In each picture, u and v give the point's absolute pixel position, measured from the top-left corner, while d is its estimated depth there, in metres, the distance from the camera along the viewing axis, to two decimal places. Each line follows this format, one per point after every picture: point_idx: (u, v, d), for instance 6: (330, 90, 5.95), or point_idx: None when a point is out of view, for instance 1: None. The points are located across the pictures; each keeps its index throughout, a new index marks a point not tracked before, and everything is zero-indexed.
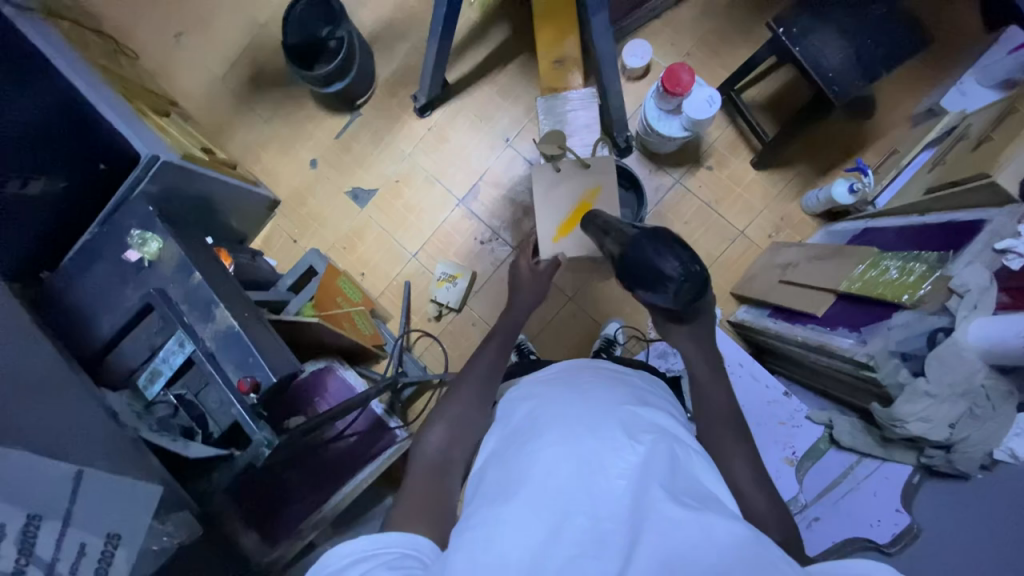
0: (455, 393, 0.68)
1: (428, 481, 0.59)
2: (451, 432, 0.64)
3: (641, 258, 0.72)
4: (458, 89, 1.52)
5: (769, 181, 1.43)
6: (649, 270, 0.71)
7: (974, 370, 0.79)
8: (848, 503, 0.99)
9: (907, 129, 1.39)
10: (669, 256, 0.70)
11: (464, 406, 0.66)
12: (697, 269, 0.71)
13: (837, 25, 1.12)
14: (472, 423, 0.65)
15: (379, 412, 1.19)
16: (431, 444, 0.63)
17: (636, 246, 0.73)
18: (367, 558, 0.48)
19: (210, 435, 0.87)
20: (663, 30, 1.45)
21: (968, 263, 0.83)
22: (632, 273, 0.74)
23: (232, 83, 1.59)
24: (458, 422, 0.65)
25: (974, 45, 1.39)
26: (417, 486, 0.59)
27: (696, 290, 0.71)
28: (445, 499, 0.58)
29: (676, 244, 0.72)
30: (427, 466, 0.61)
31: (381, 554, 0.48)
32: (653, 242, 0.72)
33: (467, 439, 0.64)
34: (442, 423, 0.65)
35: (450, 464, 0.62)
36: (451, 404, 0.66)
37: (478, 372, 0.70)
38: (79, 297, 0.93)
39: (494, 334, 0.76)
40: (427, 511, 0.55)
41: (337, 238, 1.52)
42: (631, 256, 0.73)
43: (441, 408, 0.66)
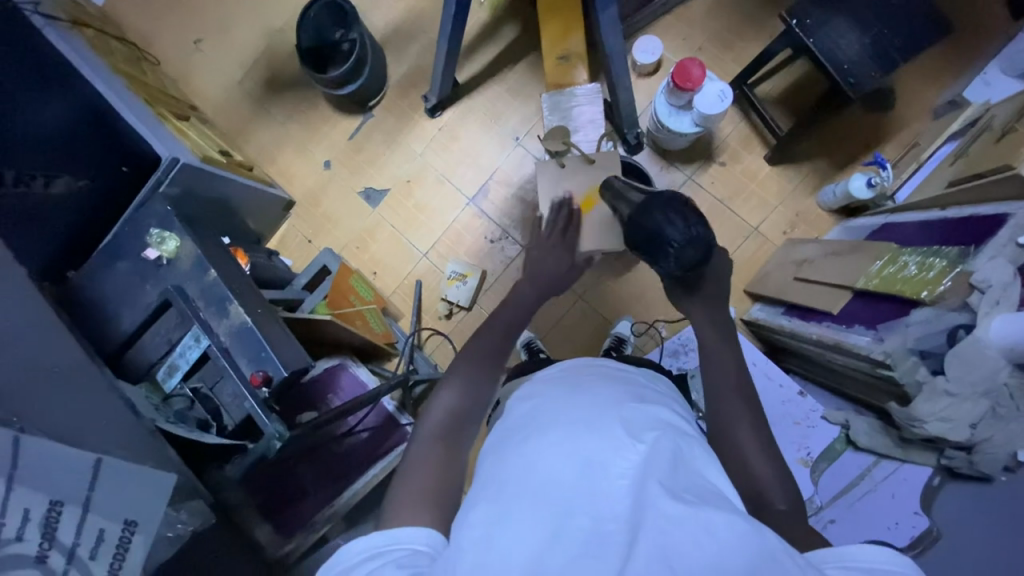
0: (465, 362, 0.66)
1: (436, 448, 0.59)
2: (461, 395, 0.63)
3: (646, 224, 0.73)
4: (468, 88, 1.53)
5: (784, 176, 1.40)
6: (652, 234, 0.72)
7: (996, 369, 0.76)
8: (866, 504, 0.96)
9: (928, 121, 1.35)
10: (673, 220, 0.71)
11: (473, 372, 0.65)
12: (702, 233, 0.71)
13: (852, 15, 1.09)
14: (482, 390, 0.65)
15: (390, 408, 1.18)
16: (441, 407, 0.63)
17: (643, 213, 0.74)
18: (379, 555, 0.48)
19: (225, 427, 0.92)
20: (674, 25, 1.43)
21: (991, 258, 0.79)
22: (637, 240, 0.75)
23: (249, 87, 1.63)
24: (469, 388, 0.64)
25: (999, 33, 1.35)
26: (422, 456, 0.58)
27: (700, 254, 0.71)
28: (452, 472, 0.58)
29: (683, 210, 0.72)
30: (435, 433, 0.60)
31: (394, 550, 0.49)
32: (658, 209, 0.73)
33: (477, 406, 0.64)
34: (453, 385, 0.64)
35: (459, 425, 0.61)
36: (462, 368, 0.66)
37: (489, 342, 0.69)
38: (100, 295, 0.96)
39: (506, 307, 0.74)
40: (433, 493, 0.55)
41: (350, 238, 1.55)
42: (637, 222, 0.75)
43: (454, 370, 0.66)
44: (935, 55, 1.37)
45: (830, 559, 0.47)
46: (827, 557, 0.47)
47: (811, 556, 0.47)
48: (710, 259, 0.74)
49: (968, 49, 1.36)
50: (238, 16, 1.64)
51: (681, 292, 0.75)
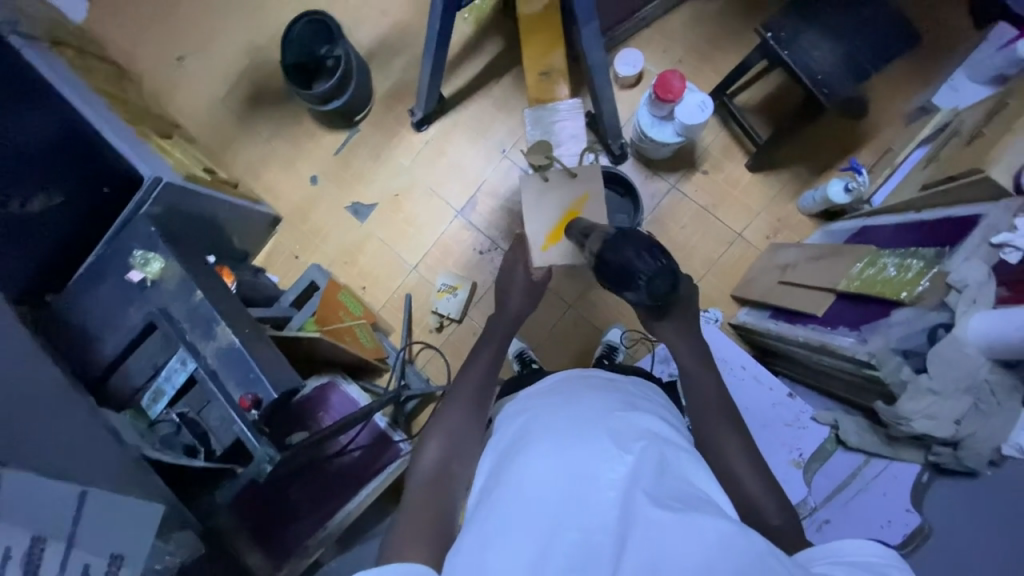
0: (449, 407, 0.67)
1: (426, 494, 0.58)
2: (447, 446, 0.62)
3: (616, 258, 0.74)
4: (455, 102, 1.54)
5: (765, 182, 1.43)
6: (623, 269, 0.73)
7: (977, 366, 0.79)
8: (859, 503, 0.97)
9: (901, 128, 1.40)
10: (641, 254, 0.72)
11: (459, 418, 0.65)
12: (668, 263, 0.72)
13: (824, 27, 1.13)
14: (471, 437, 0.64)
15: (383, 424, 1.15)
16: (428, 458, 0.61)
17: (613, 249, 0.74)
18: None
19: (213, 453, 0.90)
20: (654, 38, 1.47)
21: (966, 258, 0.82)
22: (609, 273, 0.76)
23: (233, 104, 1.62)
24: (453, 432, 0.63)
25: (963, 43, 1.41)
26: (414, 501, 0.57)
27: (669, 284, 0.71)
28: (446, 510, 0.57)
29: (650, 245, 0.74)
30: (425, 482, 0.59)
31: None
32: (627, 243, 0.74)
33: (465, 450, 0.63)
34: (438, 436, 0.63)
35: (448, 477, 0.60)
36: (447, 417, 0.65)
37: (472, 383, 0.70)
38: (80, 320, 0.94)
39: (486, 350, 0.76)
40: (426, 534, 0.53)
41: (338, 253, 1.54)
42: (609, 255, 0.75)
43: (438, 419, 0.65)
44: (904, 64, 1.43)
45: (819, 556, 0.48)
46: (816, 555, 0.48)
47: (801, 556, 0.49)
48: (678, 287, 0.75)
49: (935, 58, 1.42)
50: (220, 33, 1.64)
51: (652, 317, 0.78)
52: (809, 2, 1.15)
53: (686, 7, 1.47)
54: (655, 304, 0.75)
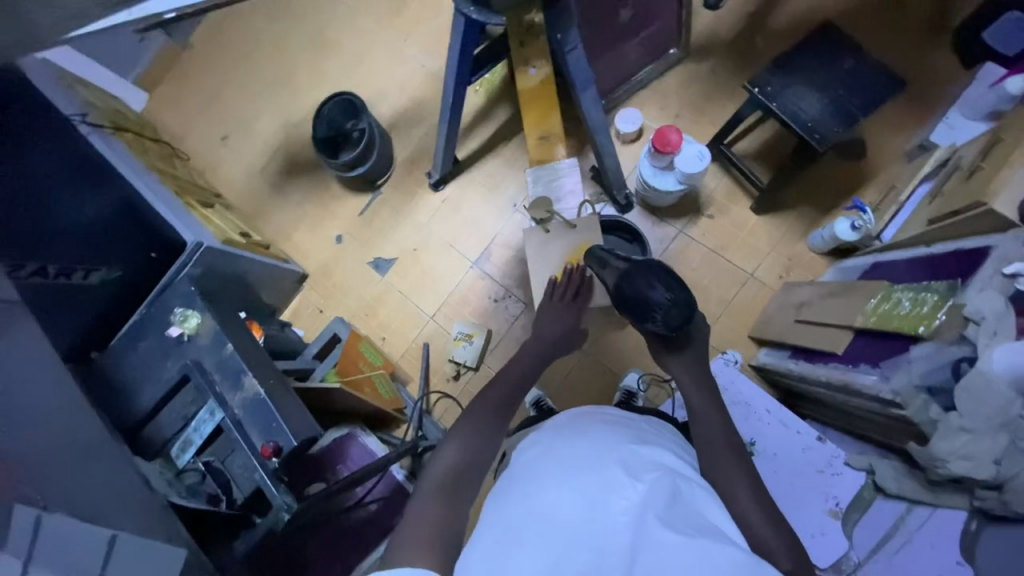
0: (471, 417, 0.69)
1: (438, 500, 0.59)
2: (466, 451, 0.65)
3: (635, 289, 0.86)
4: (468, 163, 1.66)
5: (772, 224, 1.46)
6: (640, 299, 0.85)
7: (1009, 401, 0.74)
8: (904, 557, 0.88)
9: (902, 165, 1.43)
10: (656, 286, 0.84)
11: (479, 425, 0.68)
12: (683, 297, 0.83)
13: (810, 80, 1.21)
14: (484, 451, 0.66)
15: (400, 477, 1.10)
16: (445, 461, 0.63)
17: (630, 280, 0.88)
18: None
19: (234, 501, 0.92)
20: (651, 97, 1.57)
21: (981, 289, 0.81)
22: (628, 303, 0.88)
23: (269, 174, 1.78)
24: (470, 444, 0.65)
25: (952, 84, 1.46)
26: (424, 503, 0.58)
27: (684, 315, 0.82)
28: (454, 516, 0.57)
29: (665, 278, 0.86)
30: (439, 486, 0.60)
31: None
32: (644, 277, 0.87)
33: (478, 462, 0.64)
34: (457, 441, 0.66)
35: (462, 480, 0.61)
36: (463, 428, 0.67)
37: (492, 402, 0.73)
38: (121, 375, 1.00)
39: (509, 378, 0.79)
40: (434, 542, 0.54)
41: (360, 306, 1.61)
42: (627, 287, 0.88)
43: (456, 429, 0.67)
44: (899, 106, 1.48)
45: None
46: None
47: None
48: (693, 322, 0.85)
49: (928, 99, 1.47)
50: (261, 115, 1.84)
51: (665, 350, 0.85)
52: (793, 58, 1.24)
53: (679, 68, 1.58)
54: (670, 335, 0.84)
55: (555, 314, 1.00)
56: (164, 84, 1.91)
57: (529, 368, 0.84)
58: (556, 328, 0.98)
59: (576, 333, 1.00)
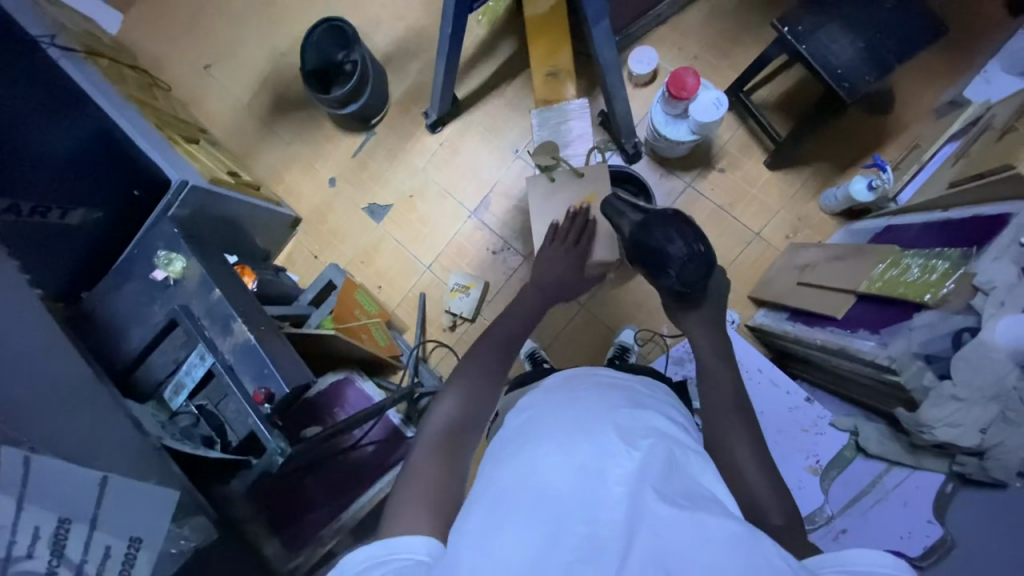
0: (467, 371, 0.69)
1: (437, 451, 0.60)
2: (461, 405, 0.65)
3: (651, 241, 0.86)
4: (468, 104, 1.55)
5: (784, 181, 1.40)
6: (657, 252, 0.85)
7: (1005, 372, 0.73)
8: (879, 513, 0.92)
9: (930, 121, 1.33)
10: (674, 239, 0.84)
11: (476, 378, 0.68)
12: (701, 252, 0.83)
13: (845, 21, 1.10)
14: (482, 405, 0.66)
15: (396, 421, 1.13)
16: (441, 415, 0.64)
17: (647, 231, 0.87)
18: (379, 564, 0.48)
19: (229, 444, 0.95)
20: (669, 35, 1.45)
21: (994, 259, 0.78)
22: (641, 253, 0.88)
23: (257, 109, 1.68)
24: (467, 398, 0.66)
25: (997, 32, 1.34)
26: (423, 459, 0.59)
27: (700, 272, 0.81)
28: (453, 472, 0.58)
29: (684, 231, 0.85)
30: (438, 438, 0.62)
31: (392, 560, 0.48)
32: (662, 228, 0.86)
33: (477, 415, 0.65)
34: (454, 396, 0.66)
35: (458, 434, 0.62)
36: (461, 380, 0.68)
37: (490, 355, 0.72)
38: (109, 316, 0.99)
39: (506, 326, 0.78)
40: (431, 494, 0.55)
41: (356, 252, 1.57)
42: (643, 237, 0.87)
43: (455, 380, 0.68)
44: (935, 55, 1.36)
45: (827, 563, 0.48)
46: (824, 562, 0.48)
47: (807, 561, 0.49)
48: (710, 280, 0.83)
49: (967, 48, 1.35)
50: (246, 42, 1.70)
51: (678, 307, 0.83)
52: None
53: (702, 3, 1.44)
54: (686, 292, 0.82)
55: (555, 258, 1.00)
56: (140, 3, 1.75)
57: (527, 312, 0.83)
58: (555, 271, 0.97)
59: (581, 279, 0.99)
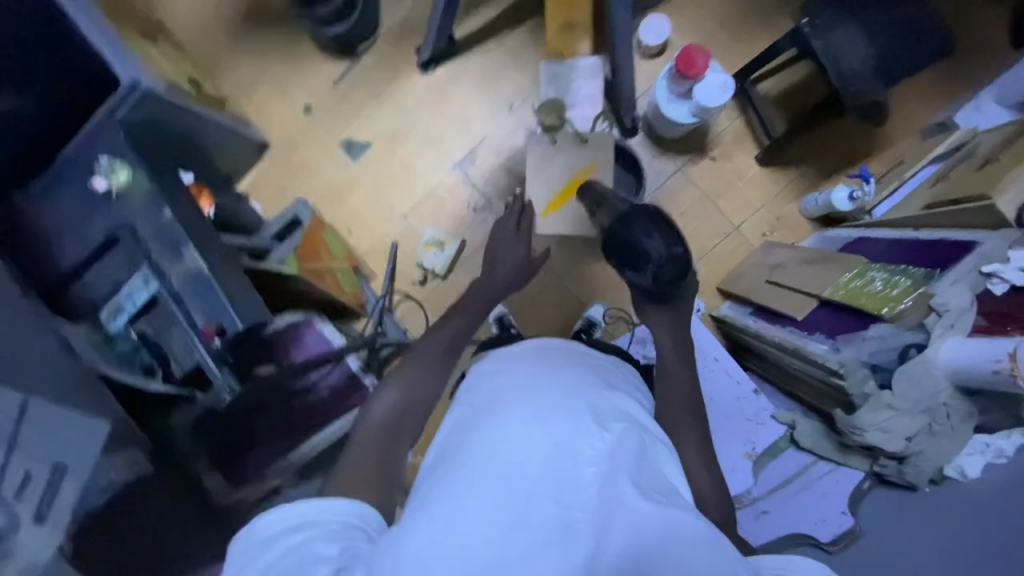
0: (415, 357, 0.69)
1: (378, 438, 0.61)
2: (403, 398, 0.65)
3: (629, 235, 0.91)
4: (466, 46, 1.44)
5: (771, 179, 1.40)
6: (635, 246, 0.89)
7: (939, 388, 0.81)
8: (800, 501, 0.99)
9: (916, 140, 1.36)
10: (651, 236, 0.89)
11: (425, 365, 0.68)
12: (676, 254, 0.87)
13: (862, 22, 1.07)
14: (425, 394, 0.66)
15: (356, 368, 0.94)
16: (381, 406, 0.64)
17: (627, 225, 0.92)
18: (306, 527, 0.48)
19: (172, 374, 0.89)
20: (686, 7, 1.38)
21: (953, 281, 0.83)
22: (620, 245, 0.91)
23: (228, 12, 1.49)
24: (409, 386, 0.66)
25: (998, 60, 1.35)
26: (364, 448, 0.60)
27: (674, 271, 0.85)
28: (392, 461, 0.60)
29: (660, 230, 0.91)
30: (378, 428, 0.62)
31: (322, 523, 0.49)
32: (640, 224, 0.92)
33: (419, 404, 0.66)
34: (395, 385, 0.66)
35: (399, 425, 0.63)
36: (408, 368, 0.68)
37: (439, 343, 0.72)
38: (42, 222, 0.91)
39: (460, 314, 0.77)
40: (372, 480, 0.57)
41: (327, 190, 1.47)
42: (623, 232, 0.92)
43: (400, 371, 0.68)
44: (936, 74, 1.37)
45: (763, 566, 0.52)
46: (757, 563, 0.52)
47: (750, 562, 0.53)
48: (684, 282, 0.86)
49: (967, 72, 1.36)
50: None
51: (648, 301, 0.82)
52: None
53: None
54: (660, 289, 0.83)
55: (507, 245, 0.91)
56: None
57: (480, 298, 0.81)
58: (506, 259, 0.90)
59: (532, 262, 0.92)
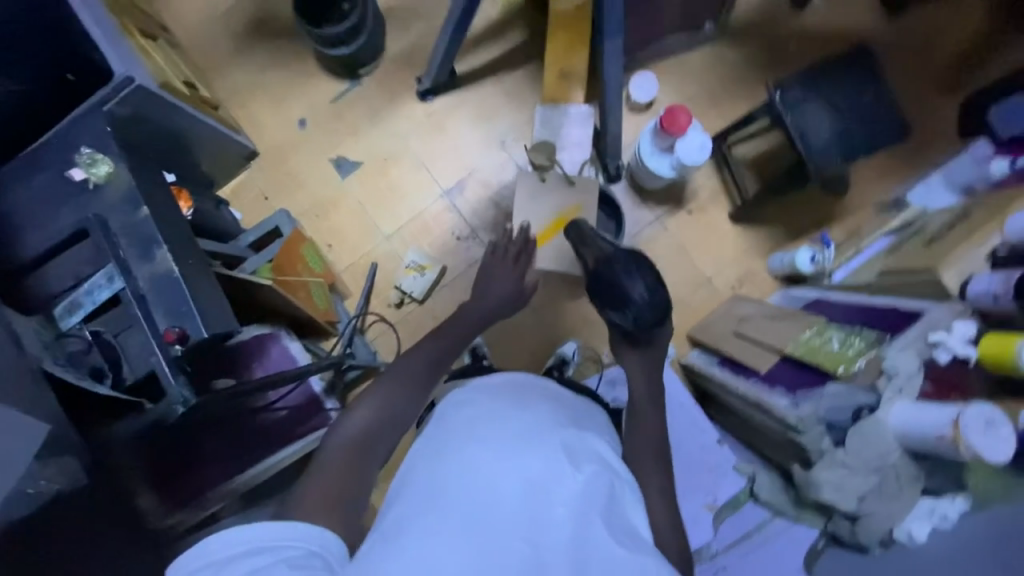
0: (391, 377, 0.70)
1: (345, 457, 0.61)
2: (376, 417, 0.65)
3: (612, 278, 0.92)
4: (465, 81, 1.50)
5: (742, 236, 1.48)
6: (617, 289, 0.90)
7: (888, 449, 0.85)
8: (757, 556, 0.98)
9: (873, 214, 1.48)
10: (634, 281, 0.89)
11: (400, 386, 0.69)
12: (660, 300, 0.87)
13: (828, 103, 1.18)
14: (399, 415, 0.66)
15: (318, 388, 1.03)
16: (354, 424, 0.64)
17: (610, 268, 0.94)
18: (262, 553, 0.46)
19: (122, 381, 0.83)
20: (673, 71, 1.49)
21: (902, 348, 0.89)
22: (606, 291, 0.92)
23: (233, 23, 1.52)
24: (387, 407, 0.66)
25: (944, 150, 1.50)
26: (330, 464, 0.60)
27: (654, 317, 0.85)
28: (357, 484, 0.59)
29: (643, 275, 0.91)
30: (347, 445, 0.62)
31: (280, 549, 0.47)
32: (624, 268, 0.93)
33: (392, 427, 0.66)
34: (371, 404, 0.66)
35: (370, 446, 0.63)
36: (384, 389, 0.68)
37: (419, 369, 0.72)
38: (7, 207, 0.88)
39: (442, 337, 0.78)
40: (336, 504, 0.56)
41: (311, 204, 1.47)
42: (607, 275, 0.93)
43: (374, 391, 0.67)
44: (891, 156, 1.50)
45: None
46: None
47: None
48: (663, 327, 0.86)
49: (918, 158, 1.51)
50: None
51: (627, 345, 0.83)
52: (821, 74, 1.20)
53: (708, 50, 1.50)
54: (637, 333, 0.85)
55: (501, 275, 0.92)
56: None
57: (463, 326, 0.82)
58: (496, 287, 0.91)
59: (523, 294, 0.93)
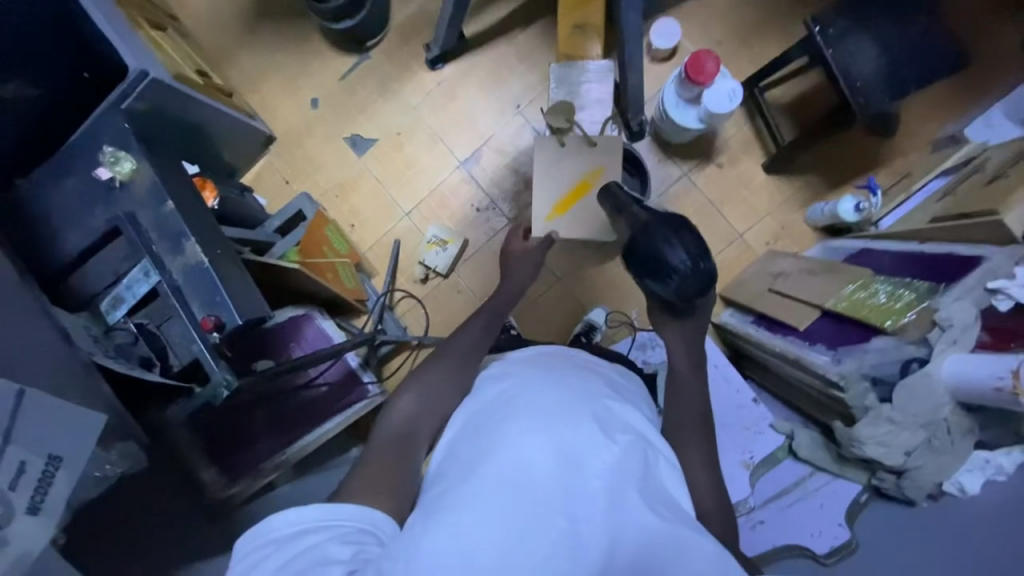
0: (433, 360, 0.71)
1: (394, 447, 0.62)
2: (420, 402, 0.67)
3: (650, 245, 0.77)
4: (474, 45, 1.44)
5: (777, 187, 1.39)
6: (656, 259, 0.76)
7: (940, 403, 0.80)
8: (796, 511, 0.99)
9: (925, 153, 1.35)
10: (675, 246, 0.75)
11: (442, 370, 0.70)
12: (706, 269, 0.75)
13: (876, 32, 1.06)
14: (442, 398, 0.67)
15: (354, 364, 1.12)
16: (403, 410, 0.66)
17: (647, 235, 0.78)
18: (321, 529, 0.50)
19: (170, 367, 0.88)
20: (697, 12, 1.37)
21: (957, 298, 0.82)
22: (641, 262, 0.79)
23: (237, 5, 1.49)
24: (427, 392, 0.67)
25: (1010, 74, 1.34)
26: (380, 454, 0.62)
27: (697, 288, 0.75)
28: (409, 465, 0.61)
29: (686, 238, 0.77)
30: (393, 436, 0.64)
31: (338, 525, 0.50)
32: (663, 231, 0.77)
33: (436, 411, 0.66)
34: (415, 390, 0.68)
35: (415, 431, 0.65)
36: (426, 373, 0.69)
37: (460, 348, 0.73)
38: (46, 210, 0.91)
39: (478, 317, 0.78)
40: (386, 481, 0.58)
41: (331, 185, 1.47)
42: (643, 242, 0.78)
43: (417, 378, 0.69)
44: (947, 87, 1.36)
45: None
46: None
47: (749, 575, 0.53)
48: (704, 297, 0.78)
49: (978, 86, 1.35)
50: None
51: (660, 310, 0.81)
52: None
53: None
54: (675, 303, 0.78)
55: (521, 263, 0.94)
56: None
57: (498, 306, 0.83)
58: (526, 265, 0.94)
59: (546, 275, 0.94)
